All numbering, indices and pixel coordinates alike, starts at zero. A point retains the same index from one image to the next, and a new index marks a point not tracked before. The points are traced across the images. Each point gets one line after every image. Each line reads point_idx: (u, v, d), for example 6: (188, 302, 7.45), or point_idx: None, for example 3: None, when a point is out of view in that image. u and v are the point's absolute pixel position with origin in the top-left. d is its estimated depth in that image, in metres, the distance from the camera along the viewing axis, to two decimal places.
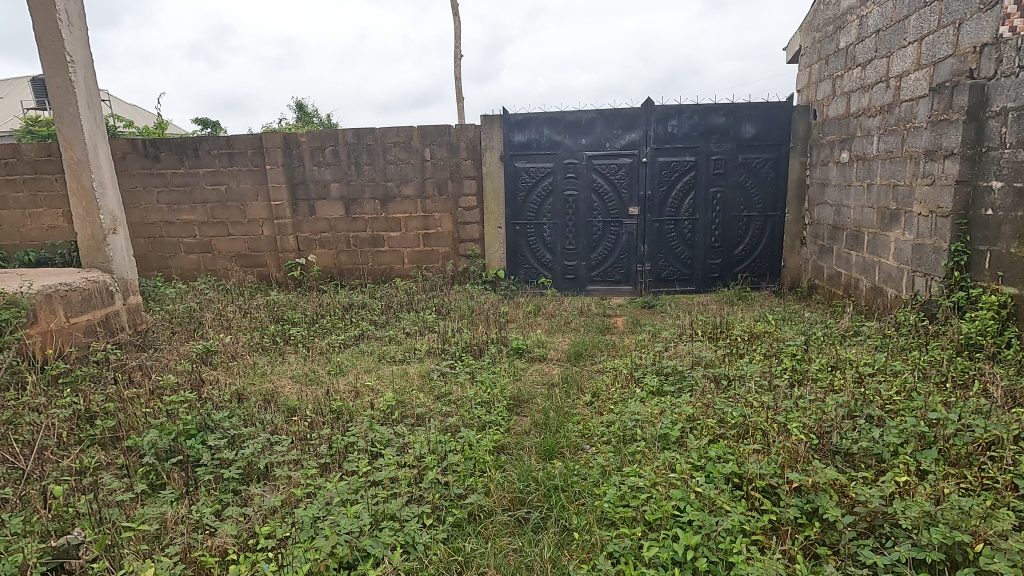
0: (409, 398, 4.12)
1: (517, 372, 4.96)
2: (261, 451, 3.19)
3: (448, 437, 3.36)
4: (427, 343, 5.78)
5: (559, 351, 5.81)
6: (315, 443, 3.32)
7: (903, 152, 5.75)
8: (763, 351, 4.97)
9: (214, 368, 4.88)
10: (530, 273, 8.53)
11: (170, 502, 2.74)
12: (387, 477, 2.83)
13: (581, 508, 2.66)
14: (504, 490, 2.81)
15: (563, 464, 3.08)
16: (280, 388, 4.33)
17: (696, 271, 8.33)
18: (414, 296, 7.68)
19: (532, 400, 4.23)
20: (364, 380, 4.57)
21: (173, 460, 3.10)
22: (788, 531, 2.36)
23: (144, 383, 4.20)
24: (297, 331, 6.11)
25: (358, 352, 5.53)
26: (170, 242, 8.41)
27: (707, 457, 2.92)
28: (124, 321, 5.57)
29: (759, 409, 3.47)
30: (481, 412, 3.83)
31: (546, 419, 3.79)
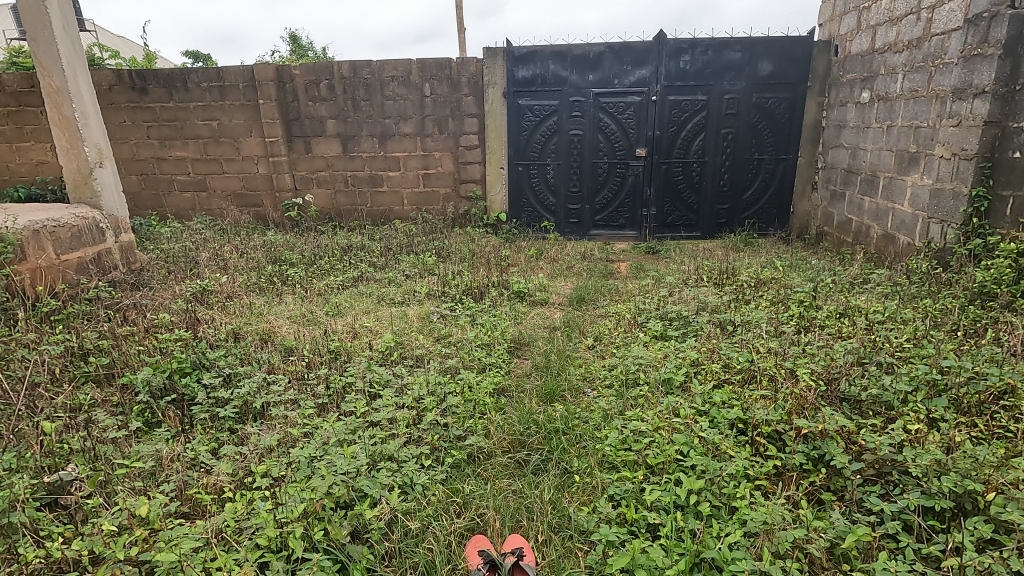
0: (408, 339, 4.05)
1: (518, 315, 4.89)
2: (258, 390, 3.14)
3: (448, 378, 3.31)
4: (427, 285, 5.68)
5: (560, 295, 5.72)
6: (312, 383, 3.29)
7: (928, 91, 5.43)
8: (769, 297, 4.86)
9: (210, 307, 4.79)
10: (532, 217, 8.34)
11: (166, 440, 2.71)
12: (386, 418, 2.77)
13: (582, 451, 2.62)
14: (504, 432, 2.77)
15: (564, 407, 3.03)
16: (277, 328, 4.26)
17: (702, 217, 8.13)
18: (414, 238, 7.52)
19: (533, 342, 4.16)
20: (363, 321, 4.49)
21: (168, 398, 3.05)
22: (794, 477, 2.32)
23: (138, 321, 4.12)
24: (295, 273, 5.99)
25: (357, 293, 5.45)
26: (163, 180, 8.18)
27: (711, 403, 2.87)
28: (116, 260, 5.45)
29: (766, 354, 3.40)
30: (481, 354, 3.77)
31: (548, 362, 3.73)
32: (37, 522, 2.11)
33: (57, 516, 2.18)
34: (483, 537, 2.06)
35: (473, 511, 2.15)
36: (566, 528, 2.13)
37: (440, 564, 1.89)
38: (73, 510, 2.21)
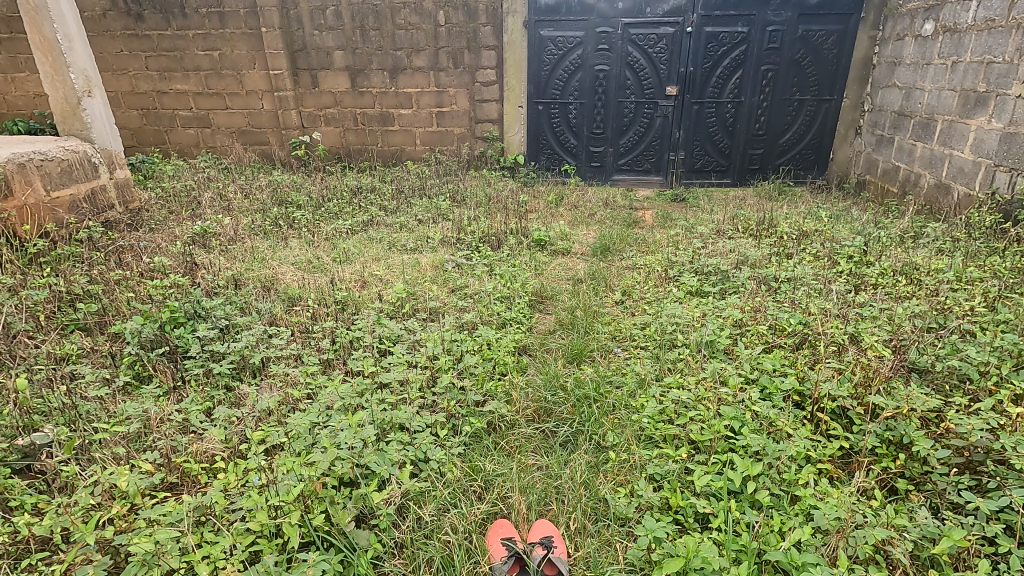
0: (421, 290, 3.73)
1: (538, 266, 4.54)
2: (257, 343, 2.86)
3: (465, 335, 3.00)
4: (441, 231, 5.31)
5: (583, 245, 5.34)
6: (317, 336, 3.01)
7: (1008, 21, 4.77)
8: (813, 251, 4.44)
9: (211, 251, 4.48)
10: (551, 160, 7.83)
11: (156, 398, 2.46)
12: (397, 380, 2.49)
13: (616, 422, 2.33)
14: (528, 398, 2.48)
15: (593, 370, 2.73)
16: (280, 275, 3.96)
17: (734, 163, 7.58)
18: (427, 181, 7.10)
19: (556, 296, 3.84)
20: (373, 269, 4.16)
21: (159, 350, 2.78)
22: (864, 462, 2.02)
23: (131, 265, 3.83)
24: (301, 215, 5.65)
25: (366, 239, 5.11)
26: (165, 115, 7.73)
27: (761, 371, 2.55)
28: (113, 198, 5.12)
29: (820, 316, 3.04)
30: (501, 308, 3.46)
31: (573, 319, 3.41)
32: (7, 492, 1.88)
33: (31, 484, 1.95)
34: (507, 523, 1.80)
35: (495, 494, 1.89)
36: (602, 515, 1.87)
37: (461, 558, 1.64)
38: (49, 477, 1.98)
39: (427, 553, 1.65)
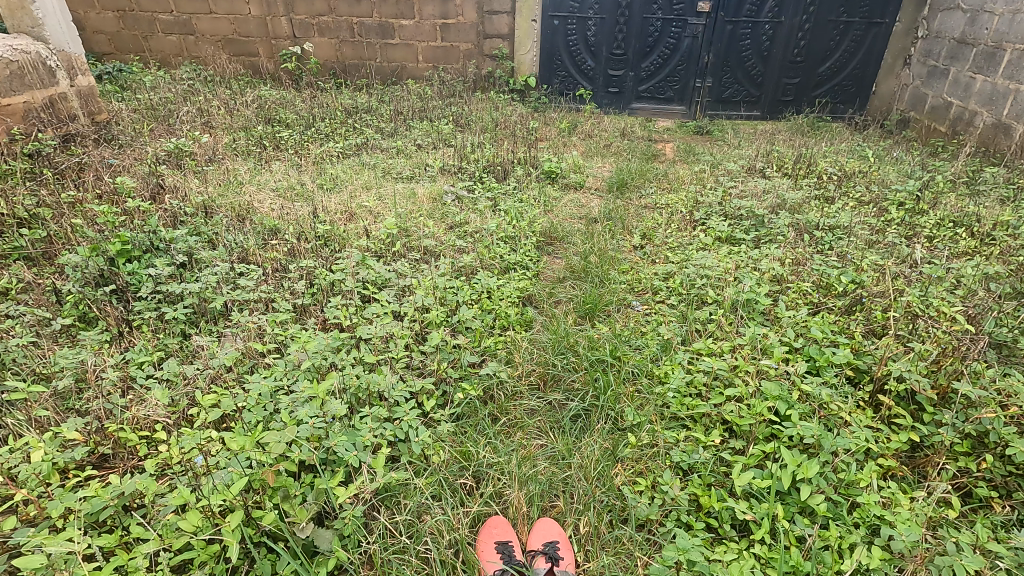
0: (415, 226, 3.29)
1: (548, 201, 4.07)
2: (222, 283, 2.47)
3: (462, 282, 2.60)
4: (441, 159, 4.79)
5: (598, 179, 4.84)
6: (293, 277, 2.62)
7: None
8: (857, 197, 3.95)
9: (185, 173, 4.00)
10: (565, 83, 7.11)
11: (98, 346, 2.09)
12: (379, 334, 2.11)
13: (636, 396, 1.97)
14: (533, 362, 2.12)
15: (609, 330, 2.36)
16: (258, 203, 3.50)
17: (766, 93, 6.87)
18: (428, 102, 6.46)
19: (567, 238, 3.41)
20: (362, 199, 3.70)
21: (107, 288, 2.38)
22: (937, 461, 1.66)
23: (89, 186, 3.36)
24: (288, 136, 5.11)
25: (358, 164, 4.60)
26: (143, 18, 6.95)
27: (807, 338, 2.17)
28: (75, 108, 4.55)
29: (875, 274, 2.62)
30: (504, 250, 3.04)
31: (586, 265, 3.00)
32: None
33: None
34: (503, 524, 1.48)
35: (489, 489, 1.55)
36: (619, 517, 1.54)
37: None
38: None
39: (402, 569, 1.32)
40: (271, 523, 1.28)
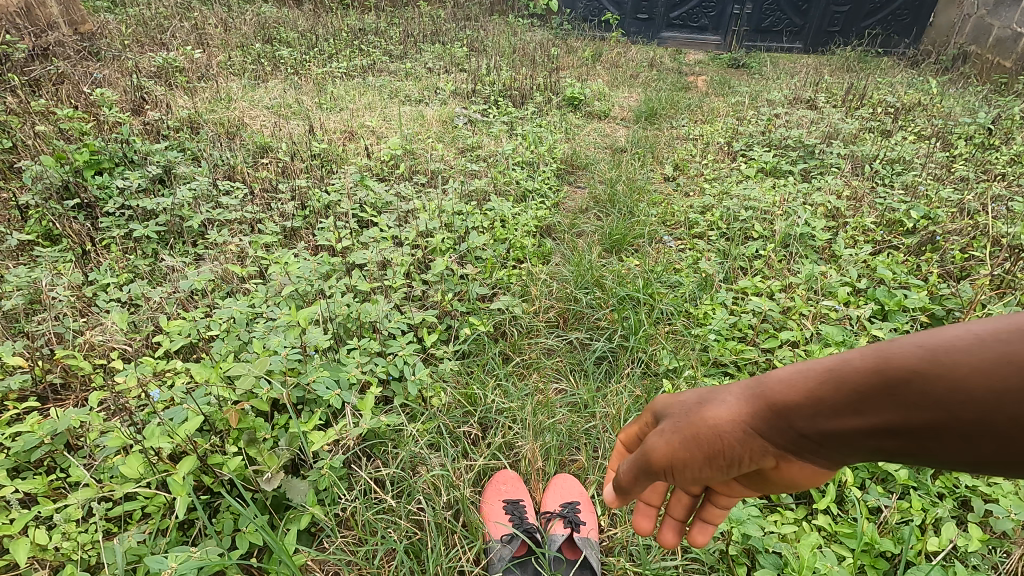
0: (422, 148, 2.96)
1: (569, 129, 3.69)
2: (202, 201, 2.18)
3: (473, 207, 2.30)
4: (453, 82, 4.38)
5: (624, 109, 4.41)
6: (283, 198, 2.33)
7: None
8: (917, 130, 3.51)
9: (172, 88, 3.65)
10: (590, 8, 6.51)
11: (57, 264, 1.83)
12: (375, 261, 1.84)
13: (671, 338, 1.70)
14: (552, 298, 1.85)
15: (640, 264, 2.06)
16: (249, 120, 3.16)
17: (811, 23, 6.26)
18: (441, 24, 5.94)
19: (591, 166, 3.06)
20: (365, 119, 3.35)
21: (71, 202, 2.10)
22: None
23: (64, 95, 3.03)
24: (288, 54, 4.69)
25: (363, 85, 4.20)
26: None
27: (874, 278, 1.85)
28: (55, 15, 4.15)
29: (949, 210, 2.27)
30: (521, 175, 2.72)
31: (612, 194, 2.67)
32: None
33: None
34: (514, 481, 1.25)
35: (497, 440, 1.31)
36: None
37: (441, 545, 1.04)
38: None
39: (388, 530, 1.06)
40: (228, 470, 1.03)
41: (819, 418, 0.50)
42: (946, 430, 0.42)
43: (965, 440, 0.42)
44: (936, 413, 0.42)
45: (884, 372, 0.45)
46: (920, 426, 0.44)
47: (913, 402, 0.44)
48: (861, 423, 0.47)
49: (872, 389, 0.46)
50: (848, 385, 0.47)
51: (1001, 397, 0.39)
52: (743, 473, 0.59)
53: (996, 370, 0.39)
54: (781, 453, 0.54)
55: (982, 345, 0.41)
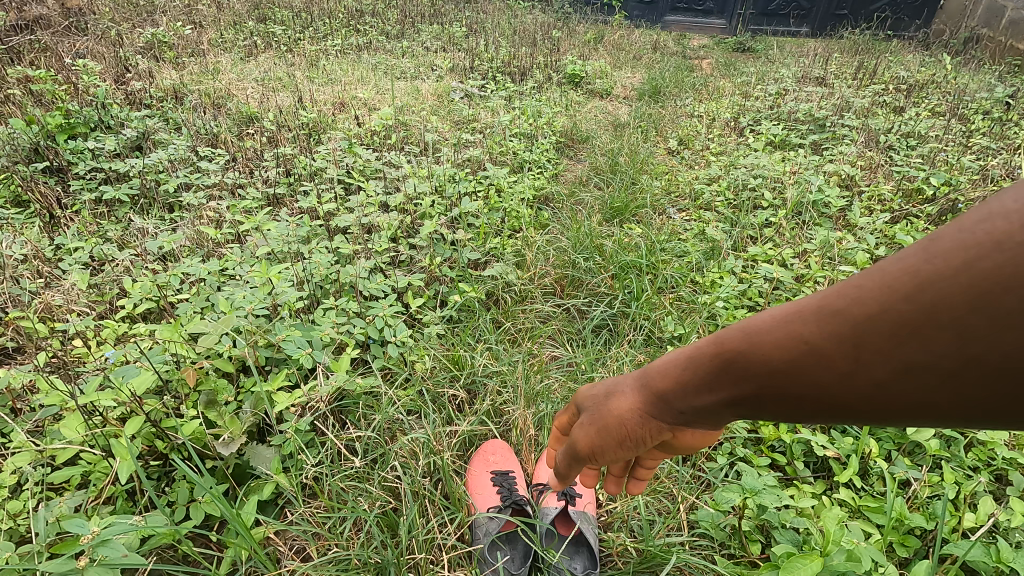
0: (415, 119, 2.83)
1: (570, 105, 3.56)
2: (180, 166, 2.07)
3: (466, 175, 2.18)
4: (450, 59, 4.24)
5: (627, 88, 4.28)
6: (266, 165, 2.21)
7: None
8: (931, 106, 3.37)
9: (159, 62, 3.53)
10: None
11: (20, 227, 1.72)
12: (360, 224, 1.72)
13: (676, 305, 1.58)
14: (549, 265, 1.73)
15: (642, 232, 1.94)
16: (237, 92, 3.04)
17: (818, 4, 6.12)
18: (440, 5, 5.80)
19: (592, 140, 2.94)
20: (358, 92, 3.22)
21: (40, 165, 1.98)
22: None
23: (43, 64, 2.90)
24: (281, 32, 4.56)
25: (357, 62, 4.07)
26: None
27: (893, 244, 1.73)
28: None
29: (970, 179, 2.15)
30: (518, 146, 2.59)
31: (614, 166, 2.54)
32: None
33: None
34: (502, 452, 1.13)
35: (485, 406, 1.19)
36: None
37: (416, 514, 0.91)
38: None
39: (359, 499, 0.95)
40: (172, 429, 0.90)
41: (691, 394, 0.49)
42: (782, 400, 0.41)
43: (798, 408, 0.40)
44: (768, 385, 0.41)
45: (720, 353, 0.44)
46: (759, 396, 0.43)
47: (748, 377, 0.42)
48: (715, 399, 0.46)
49: (716, 368, 0.45)
50: (702, 365, 0.46)
51: (817, 364, 0.37)
52: (650, 448, 0.59)
53: (806, 341, 0.38)
54: (668, 428, 0.54)
55: (803, 312, 0.39)
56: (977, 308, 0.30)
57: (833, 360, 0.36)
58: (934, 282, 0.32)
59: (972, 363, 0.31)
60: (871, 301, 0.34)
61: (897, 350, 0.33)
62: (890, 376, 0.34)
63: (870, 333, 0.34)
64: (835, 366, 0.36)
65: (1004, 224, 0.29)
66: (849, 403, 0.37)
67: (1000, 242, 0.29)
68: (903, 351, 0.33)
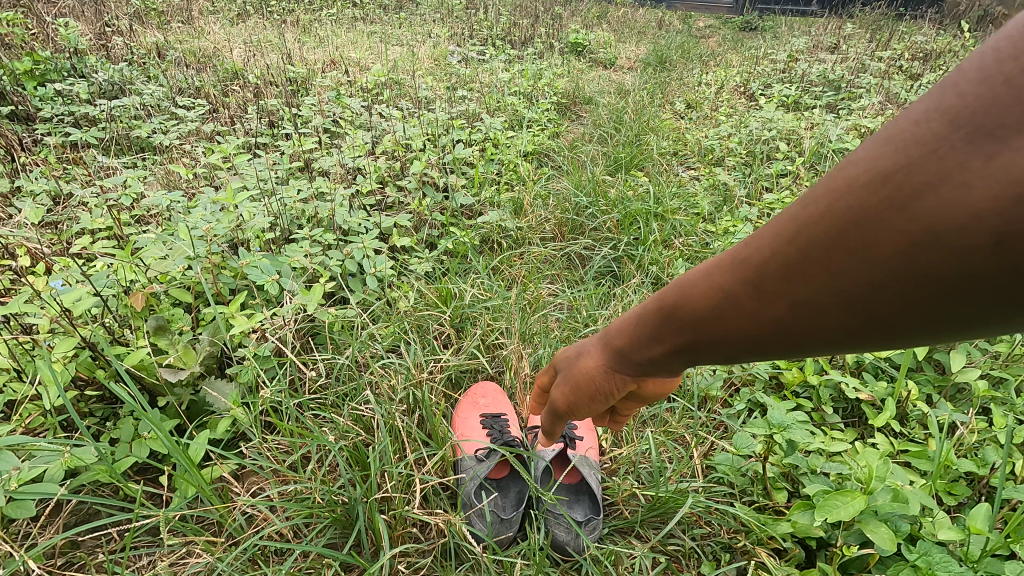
0: (409, 78, 2.69)
1: (572, 70, 3.41)
2: (155, 113, 1.93)
3: (462, 124, 2.04)
4: (448, 28, 4.09)
5: (631, 58, 4.12)
6: (248, 114, 2.07)
7: None
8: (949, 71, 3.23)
9: (143, 24, 3.37)
10: None
11: None
12: (344, 166, 1.59)
13: (686, 250, 1.45)
14: (549, 211, 1.60)
15: (650, 181, 1.80)
16: (223, 50, 2.89)
17: None
18: None
19: (595, 101, 2.80)
20: (351, 53, 3.08)
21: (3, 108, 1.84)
22: None
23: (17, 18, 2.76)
24: (273, 2, 4.40)
25: (351, 30, 3.92)
26: None
27: None
28: None
29: None
30: (518, 103, 2.46)
31: (618, 122, 2.40)
32: None
33: None
34: (496, 395, 1.01)
35: (475, 344, 1.06)
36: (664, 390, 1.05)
37: (390, 447, 0.78)
38: None
39: (325, 431, 0.81)
40: (98, 344, 0.77)
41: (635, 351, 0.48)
42: (712, 349, 0.40)
43: (722, 355, 0.40)
44: (694, 334, 0.40)
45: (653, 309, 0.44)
46: (691, 347, 0.42)
47: (674, 329, 0.42)
48: (653, 354, 0.46)
49: (651, 322, 0.44)
50: (640, 322, 0.46)
51: (731, 312, 0.37)
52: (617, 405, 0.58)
53: (718, 289, 0.37)
54: (624, 383, 0.54)
55: (715, 262, 0.38)
56: (847, 243, 0.29)
57: (741, 306, 0.35)
58: (811, 225, 0.31)
59: (854, 299, 0.30)
60: (765, 247, 0.34)
61: (791, 289, 0.33)
62: (791, 317, 0.34)
63: (765, 277, 0.34)
64: (744, 312, 0.36)
65: (854, 168, 0.29)
66: (762, 346, 0.36)
67: (856, 181, 0.29)
68: (796, 290, 0.32)
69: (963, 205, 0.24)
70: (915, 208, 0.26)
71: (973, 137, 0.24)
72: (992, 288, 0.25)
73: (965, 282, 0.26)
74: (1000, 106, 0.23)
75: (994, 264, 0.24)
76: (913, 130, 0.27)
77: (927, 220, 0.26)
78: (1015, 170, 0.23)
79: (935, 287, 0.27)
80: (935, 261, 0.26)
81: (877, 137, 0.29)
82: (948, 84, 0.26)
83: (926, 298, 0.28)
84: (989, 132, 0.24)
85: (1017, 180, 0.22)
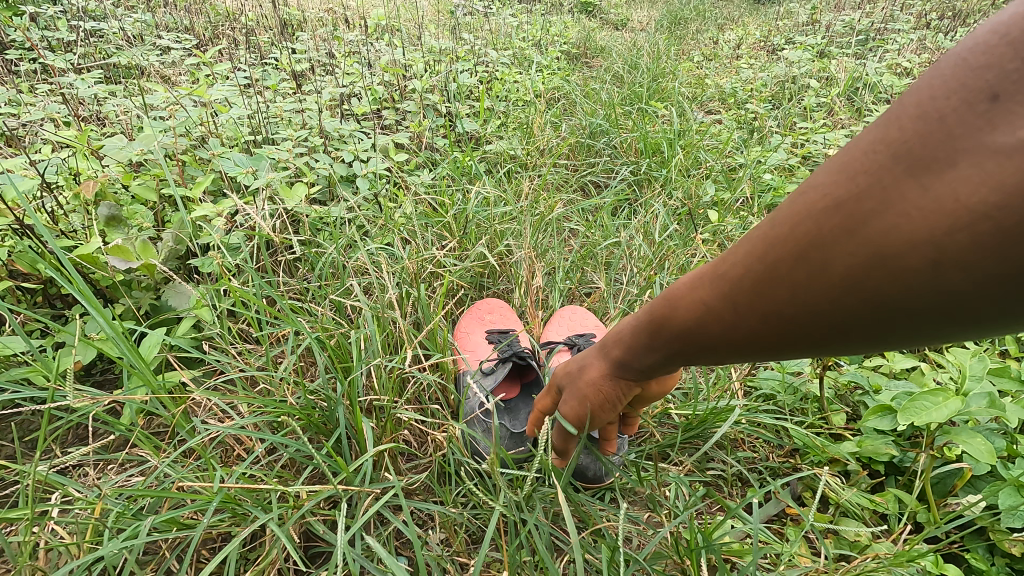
0: (411, 23, 2.53)
1: (583, 26, 3.23)
2: (133, 40, 1.77)
3: (468, 58, 1.88)
4: None
5: (644, 18, 3.92)
6: (236, 47, 1.91)
7: None
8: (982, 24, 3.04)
9: None
10: None
11: None
12: (338, 86, 1.45)
13: (713, 175, 1.31)
14: (562, 138, 1.45)
15: (671, 113, 1.65)
16: None
17: None
18: None
19: (608, 50, 2.63)
20: (348, 3, 2.90)
21: None
22: None
23: None
24: None
25: None
26: None
27: None
28: None
29: None
30: (527, 47, 2.30)
31: (634, 66, 2.24)
32: None
33: None
34: (501, 312, 0.88)
35: (480, 255, 0.94)
36: None
37: (376, 343, 0.66)
38: None
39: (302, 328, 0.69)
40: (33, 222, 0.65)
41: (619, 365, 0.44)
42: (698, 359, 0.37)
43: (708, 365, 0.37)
44: (679, 349, 0.37)
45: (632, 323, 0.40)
46: (677, 359, 0.39)
47: (658, 341, 0.38)
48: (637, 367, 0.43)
49: (634, 331, 0.41)
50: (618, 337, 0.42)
51: (709, 326, 0.34)
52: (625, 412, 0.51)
53: (696, 305, 0.34)
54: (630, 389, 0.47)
55: (692, 275, 0.34)
56: (808, 268, 0.27)
57: (715, 324, 0.32)
58: (780, 243, 0.28)
59: (829, 319, 0.28)
60: (739, 263, 0.30)
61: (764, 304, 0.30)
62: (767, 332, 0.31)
63: (739, 293, 0.31)
64: (721, 327, 0.33)
65: (815, 191, 0.27)
66: (744, 358, 0.33)
67: (813, 207, 0.27)
68: (768, 307, 0.30)
69: (907, 232, 0.23)
70: (869, 231, 0.24)
71: (917, 168, 0.23)
72: (949, 311, 0.24)
73: (920, 305, 0.24)
74: (936, 137, 0.22)
75: (943, 292, 0.23)
76: (861, 159, 0.25)
77: (876, 243, 0.24)
78: (950, 202, 0.22)
79: (908, 303, 0.25)
80: (900, 284, 0.24)
81: (827, 162, 0.27)
82: (891, 113, 0.25)
83: (890, 318, 0.26)
84: (928, 165, 0.23)
85: (950, 212, 0.22)
